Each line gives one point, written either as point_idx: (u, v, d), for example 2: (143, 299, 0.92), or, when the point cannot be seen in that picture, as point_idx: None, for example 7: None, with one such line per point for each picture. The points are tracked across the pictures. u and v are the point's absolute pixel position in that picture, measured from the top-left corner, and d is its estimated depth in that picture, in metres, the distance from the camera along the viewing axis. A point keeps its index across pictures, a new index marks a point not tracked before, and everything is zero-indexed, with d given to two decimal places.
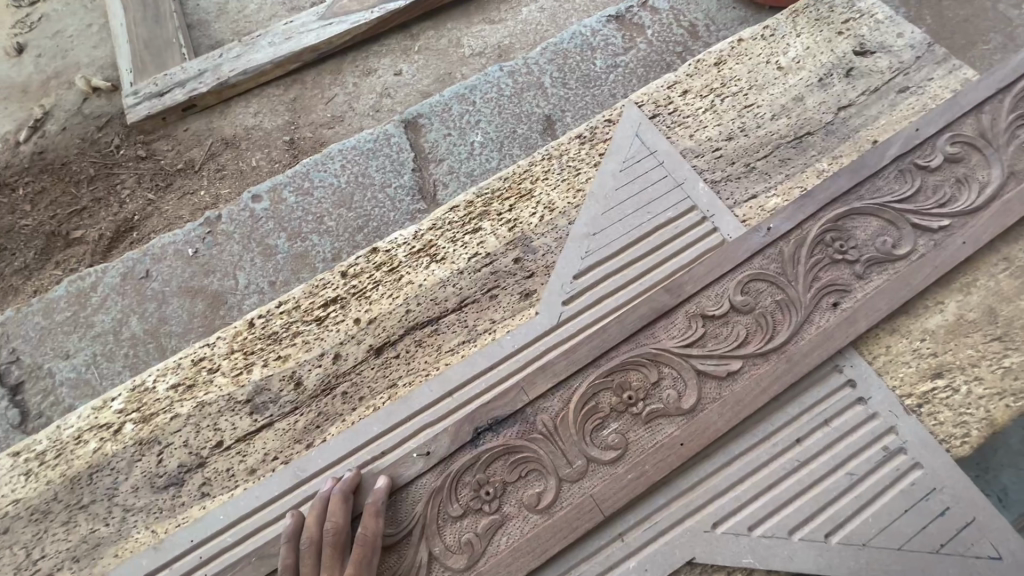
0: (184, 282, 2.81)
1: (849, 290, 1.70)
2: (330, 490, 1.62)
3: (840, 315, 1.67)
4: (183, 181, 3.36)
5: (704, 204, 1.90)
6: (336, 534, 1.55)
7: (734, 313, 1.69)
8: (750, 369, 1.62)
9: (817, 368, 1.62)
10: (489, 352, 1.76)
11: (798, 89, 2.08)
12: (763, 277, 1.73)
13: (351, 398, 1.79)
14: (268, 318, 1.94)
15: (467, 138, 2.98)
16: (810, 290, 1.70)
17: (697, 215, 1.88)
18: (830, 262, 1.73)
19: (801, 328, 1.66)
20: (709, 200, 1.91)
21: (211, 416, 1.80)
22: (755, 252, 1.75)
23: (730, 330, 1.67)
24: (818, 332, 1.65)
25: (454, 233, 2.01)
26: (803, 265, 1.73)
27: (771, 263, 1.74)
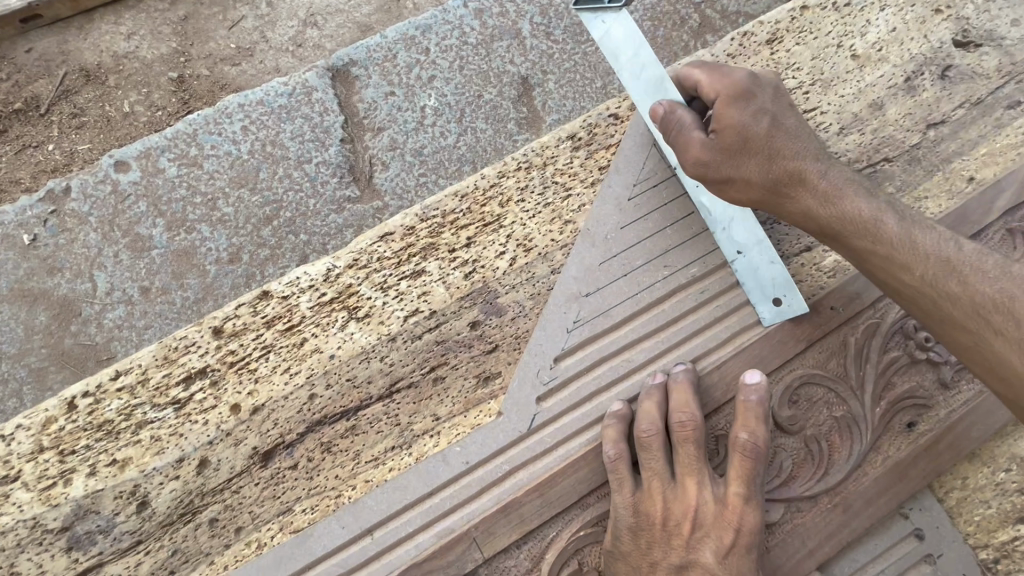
0: (17, 282, 2.04)
1: (929, 405, 1.28)
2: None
3: (913, 444, 1.26)
4: (21, 128, 2.38)
5: (765, 279, 1.30)
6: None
7: (779, 436, 1.25)
8: (791, 519, 1.22)
9: (879, 517, 1.23)
10: (427, 470, 1.23)
11: (878, 92, 1.50)
12: (819, 382, 1.28)
13: (222, 529, 1.23)
14: (97, 397, 1.29)
15: (417, 101, 2.22)
16: (879, 406, 1.27)
17: (757, 298, 1.30)
18: (908, 364, 1.29)
19: (862, 461, 1.25)
20: (772, 271, 1.30)
21: (6, 552, 1.21)
22: (813, 342, 1.29)
23: (774, 461, 1.23)
24: (885, 465, 1.24)
25: (385, 275, 1.38)
26: (875, 366, 1.28)
27: (828, 362, 1.29)
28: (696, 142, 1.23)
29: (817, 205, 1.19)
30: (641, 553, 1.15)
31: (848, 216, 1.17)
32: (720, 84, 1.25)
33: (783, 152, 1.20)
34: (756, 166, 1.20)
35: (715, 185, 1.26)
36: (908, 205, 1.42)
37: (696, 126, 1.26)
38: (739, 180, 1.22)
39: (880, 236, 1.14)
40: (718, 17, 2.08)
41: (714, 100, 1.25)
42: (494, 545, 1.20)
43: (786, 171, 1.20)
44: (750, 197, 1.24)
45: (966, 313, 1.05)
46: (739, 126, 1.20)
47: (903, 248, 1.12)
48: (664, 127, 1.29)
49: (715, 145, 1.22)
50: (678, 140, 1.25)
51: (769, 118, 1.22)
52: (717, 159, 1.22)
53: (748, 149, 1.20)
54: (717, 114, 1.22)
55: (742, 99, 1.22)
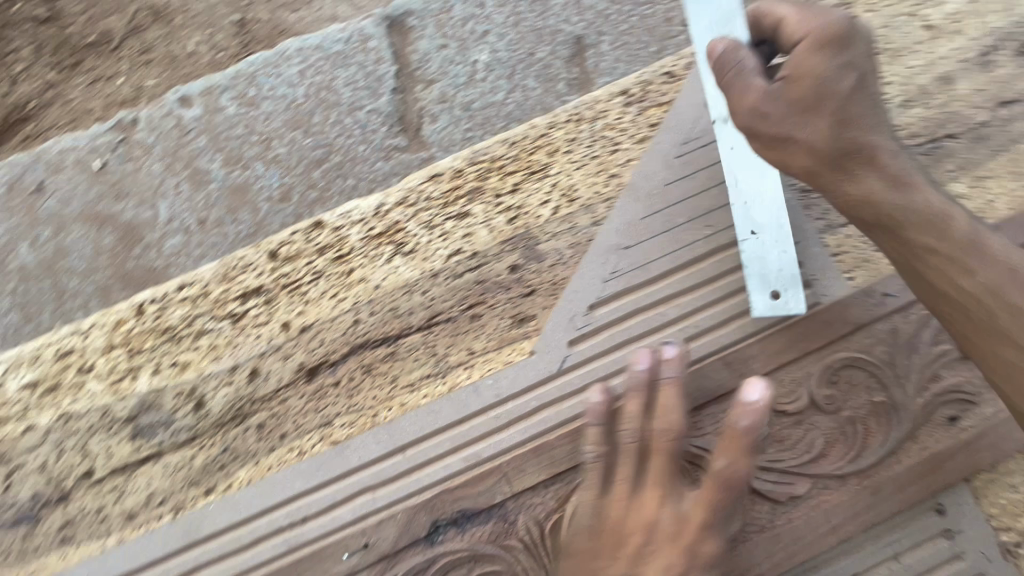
0: (87, 205, 2.18)
1: (976, 402, 1.25)
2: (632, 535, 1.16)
3: (950, 439, 1.24)
4: (94, 61, 2.50)
5: (769, 269, 1.27)
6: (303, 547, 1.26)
7: (813, 413, 1.24)
8: (818, 494, 1.21)
9: (909, 500, 1.22)
10: (459, 399, 1.30)
11: (949, 65, 1.45)
12: (861, 366, 1.26)
13: (269, 434, 1.33)
14: (163, 305, 1.40)
15: (468, 55, 2.23)
16: (920, 397, 1.25)
17: (755, 285, 1.28)
18: (961, 359, 1.26)
19: (896, 448, 1.23)
20: (780, 261, 1.27)
21: (79, 435, 1.35)
22: (859, 325, 1.27)
23: (804, 438, 1.23)
24: (921, 452, 1.23)
25: (432, 214, 1.43)
26: (920, 358, 1.26)
27: (873, 349, 1.26)
28: (756, 88, 1.15)
29: (869, 187, 1.16)
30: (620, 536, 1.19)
31: (911, 206, 1.15)
32: (802, 28, 1.14)
33: (853, 122, 1.15)
34: (819, 127, 1.14)
35: (762, 142, 1.18)
36: (966, 185, 1.38)
37: (761, 72, 1.17)
38: (797, 141, 1.15)
39: (942, 228, 1.14)
40: None
41: (796, 45, 1.15)
42: (523, 482, 1.24)
43: (852, 144, 1.15)
44: (798, 162, 1.18)
45: (1018, 321, 1.07)
46: (817, 79, 1.12)
47: (970, 250, 1.12)
48: (719, 66, 1.18)
49: (771, 89, 1.14)
50: (735, 84, 1.16)
51: (852, 84, 1.14)
52: (776, 110, 1.14)
53: (819, 109, 1.13)
54: (796, 60, 1.13)
55: (823, 45, 1.12)
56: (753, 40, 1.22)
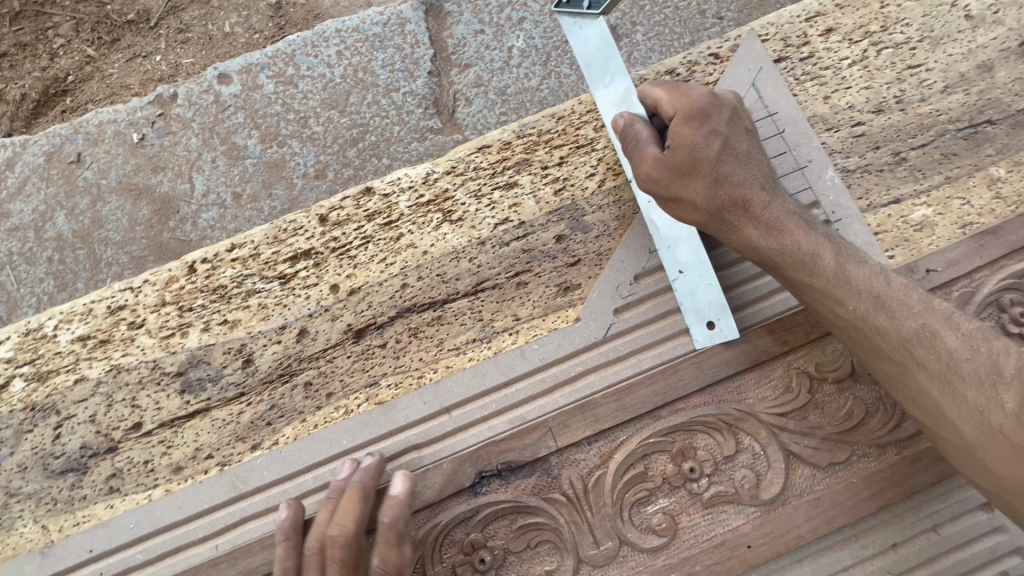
0: (125, 176, 2.20)
1: None
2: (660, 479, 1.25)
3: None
4: (133, 38, 2.54)
5: (700, 302, 1.29)
6: (337, 545, 1.18)
7: (855, 382, 1.26)
8: (860, 461, 1.23)
9: (950, 472, 1.23)
10: (505, 362, 1.32)
11: (988, 54, 1.48)
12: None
13: (315, 392, 1.35)
14: (214, 264, 1.43)
15: (504, 41, 2.26)
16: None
17: (692, 319, 1.29)
18: None
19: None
20: (708, 294, 1.29)
21: (129, 387, 1.37)
22: None
23: (843, 406, 1.25)
24: None
25: (479, 184, 1.46)
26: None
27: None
28: (649, 158, 1.23)
29: (760, 236, 1.21)
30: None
31: (790, 250, 1.19)
32: (679, 102, 1.25)
33: (728, 178, 1.22)
34: (699, 189, 1.21)
35: (663, 203, 1.27)
36: (1005, 168, 1.41)
37: (652, 141, 1.26)
38: (684, 201, 1.23)
39: (817, 269, 1.16)
40: None
41: (671, 117, 1.25)
42: (567, 439, 1.25)
43: (730, 197, 1.22)
44: (694, 218, 1.26)
45: (936, 380, 1.04)
46: (690, 146, 1.21)
47: (871, 305, 1.11)
48: (622, 137, 1.29)
49: (668, 162, 1.22)
50: (633, 154, 1.26)
51: (719, 143, 1.23)
52: (663, 177, 1.23)
53: (695, 171, 1.21)
54: (672, 131, 1.23)
55: (697, 118, 1.23)
56: (645, 114, 1.32)
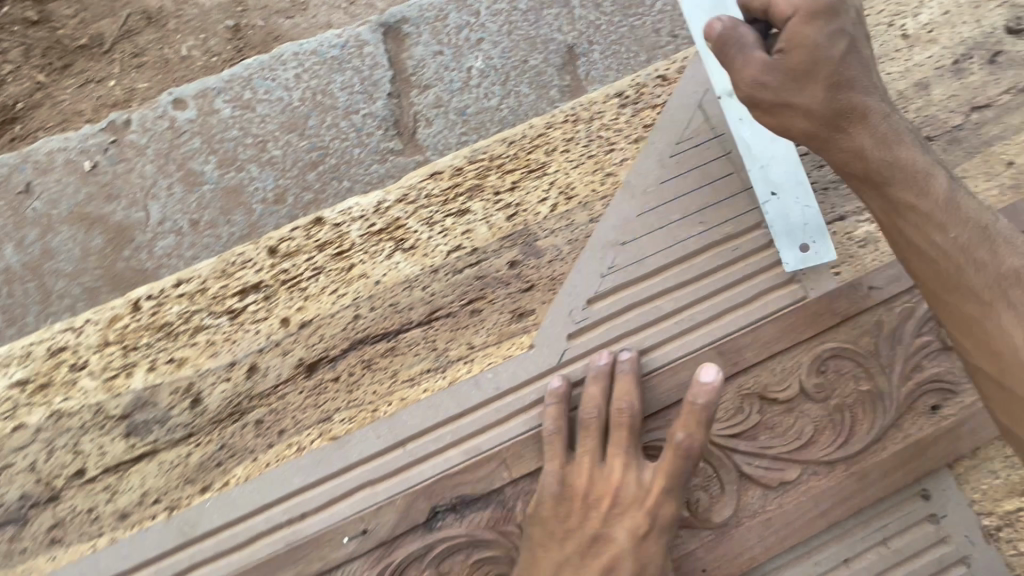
0: (76, 206, 2.13)
1: (956, 391, 1.31)
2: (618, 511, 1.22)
3: (933, 425, 1.29)
4: (85, 63, 2.47)
5: (794, 224, 1.33)
6: (630, 417, 1.25)
7: (803, 400, 1.30)
8: (809, 479, 1.26)
9: (895, 485, 1.27)
10: (460, 392, 1.31)
11: (925, 72, 1.53)
12: (849, 356, 1.31)
13: (267, 429, 1.32)
14: (160, 301, 1.40)
15: (463, 61, 2.25)
16: (905, 385, 1.30)
17: (784, 243, 1.33)
18: (942, 349, 1.31)
19: (882, 436, 1.28)
20: (804, 215, 1.33)
21: (71, 433, 1.32)
22: (850, 314, 1.32)
23: (794, 425, 1.28)
24: (907, 441, 1.28)
25: (431, 211, 1.45)
26: (904, 347, 1.31)
27: (859, 338, 1.32)
28: (757, 61, 1.18)
29: (870, 146, 1.19)
30: (541, 552, 1.20)
31: (903, 168, 1.18)
32: (802, 0, 1.16)
33: (851, 87, 1.19)
34: (818, 93, 1.18)
35: (765, 109, 1.22)
36: None
37: (759, 44, 1.20)
38: (798, 105, 1.19)
39: (925, 191, 1.17)
40: None
41: (788, 18, 1.16)
42: (521, 468, 1.27)
43: (847, 107, 1.19)
44: (802, 127, 1.22)
45: (1020, 318, 1.06)
46: (813, 50, 1.16)
47: (977, 237, 1.13)
48: (717, 44, 1.20)
49: (782, 65, 1.17)
50: (736, 57, 1.19)
51: (848, 52, 1.18)
52: (775, 81, 1.18)
53: (814, 76, 1.17)
54: (790, 30, 1.16)
55: (824, 17, 1.16)
56: (747, 19, 1.23)
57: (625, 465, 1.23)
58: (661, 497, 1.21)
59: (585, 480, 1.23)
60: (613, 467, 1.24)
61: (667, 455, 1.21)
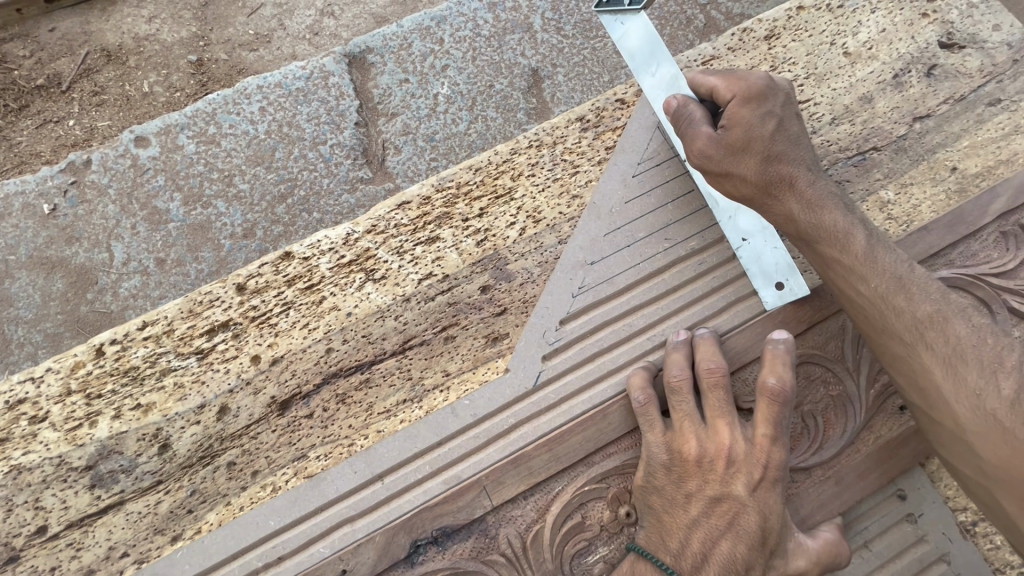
0: (35, 250, 2.07)
1: None
2: (670, 504, 1.22)
3: (902, 425, 1.33)
4: (43, 103, 2.42)
5: (768, 265, 1.37)
6: (719, 376, 1.25)
7: None
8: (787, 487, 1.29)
9: (870, 488, 1.31)
10: (436, 421, 1.29)
11: (867, 86, 1.61)
12: (818, 361, 1.35)
13: (239, 472, 1.29)
14: (123, 345, 1.36)
15: (429, 88, 2.28)
16: (872, 388, 1.34)
17: (760, 283, 1.36)
18: None
19: (855, 438, 1.33)
20: (775, 256, 1.36)
21: (31, 489, 1.27)
22: (815, 322, 1.36)
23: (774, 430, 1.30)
24: (877, 443, 1.32)
25: (401, 241, 1.45)
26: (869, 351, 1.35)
27: (825, 345, 1.36)
28: (704, 135, 1.28)
29: (800, 210, 1.26)
30: (667, 517, 1.22)
31: (828, 227, 1.24)
32: (736, 86, 1.28)
33: (780, 156, 1.26)
34: (751, 165, 1.26)
35: (712, 177, 1.32)
36: (894, 192, 1.52)
37: (705, 121, 1.30)
38: (735, 176, 1.27)
39: (848, 247, 1.22)
40: (721, 20, 2.23)
41: (728, 100, 1.28)
42: (502, 495, 1.25)
43: (779, 174, 1.26)
44: (742, 192, 1.30)
45: (940, 362, 1.13)
46: (746, 125, 1.25)
47: (892, 286, 1.18)
48: (675, 118, 1.33)
49: (721, 139, 1.27)
50: (688, 132, 1.30)
51: (774, 124, 1.27)
52: (716, 154, 1.28)
53: (749, 148, 1.25)
54: (729, 111, 1.27)
55: (755, 100, 1.27)
56: (697, 97, 1.35)
57: (728, 424, 1.22)
58: (770, 445, 1.20)
59: (692, 444, 1.21)
60: (716, 426, 1.22)
61: (762, 403, 1.22)
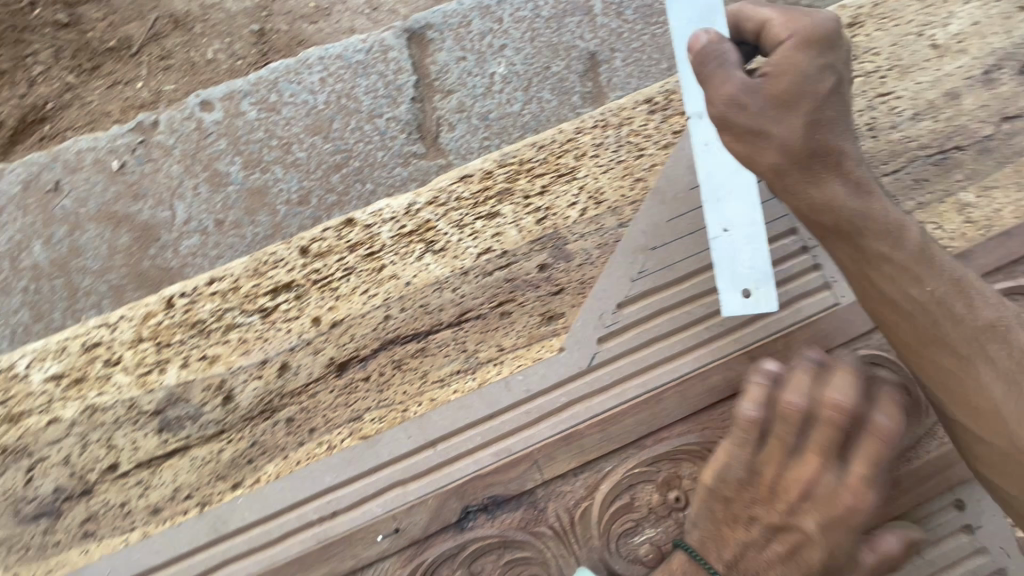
0: (104, 205, 2.15)
1: None
2: (729, 516, 1.19)
3: None
4: (113, 65, 2.50)
5: (741, 267, 1.30)
6: (843, 413, 1.10)
7: None
8: None
9: (928, 494, 1.28)
10: (490, 393, 1.31)
11: (954, 82, 1.53)
12: (882, 364, 1.33)
13: (297, 428, 1.33)
14: (192, 298, 1.41)
15: (486, 67, 2.27)
16: None
17: (726, 286, 1.31)
18: None
19: (917, 443, 1.29)
20: (749, 258, 1.30)
21: (105, 428, 1.34)
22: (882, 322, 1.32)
23: None
24: (941, 450, 1.28)
25: (461, 214, 1.46)
26: None
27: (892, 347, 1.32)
28: (742, 80, 1.15)
29: (841, 194, 1.18)
30: (726, 528, 1.19)
31: (877, 218, 1.18)
32: (793, 24, 1.16)
33: (822, 126, 1.18)
34: (794, 127, 1.16)
35: (738, 133, 1.19)
36: (975, 194, 1.45)
37: (741, 66, 1.18)
38: (771, 136, 1.16)
39: (898, 241, 1.17)
40: None
41: (783, 40, 1.17)
42: (553, 470, 1.27)
43: (817, 146, 1.17)
44: (772, 159, 1.19)
45: (999, 374, 1.08)
46: (795, 77, 1.14)
47: (951, 290, 1.14)
48: (704, 56, 1.19)
49: (765, 89, 1.15)
50: (721, 70, 1.16)
51: (825, 84, 1.16)
52: (755, 104, 1.16)
53: (793, 107, 1.15)
54: (780, 55, 1.15)
55: (812, 47, 1.15)
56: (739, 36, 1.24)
57: (824, 462, 1.12)
58: (863, 493, 1.10)
59: (773, 468, 1.16)
60: (809, 459, 1.13)
61: (871, 444, 1.10)
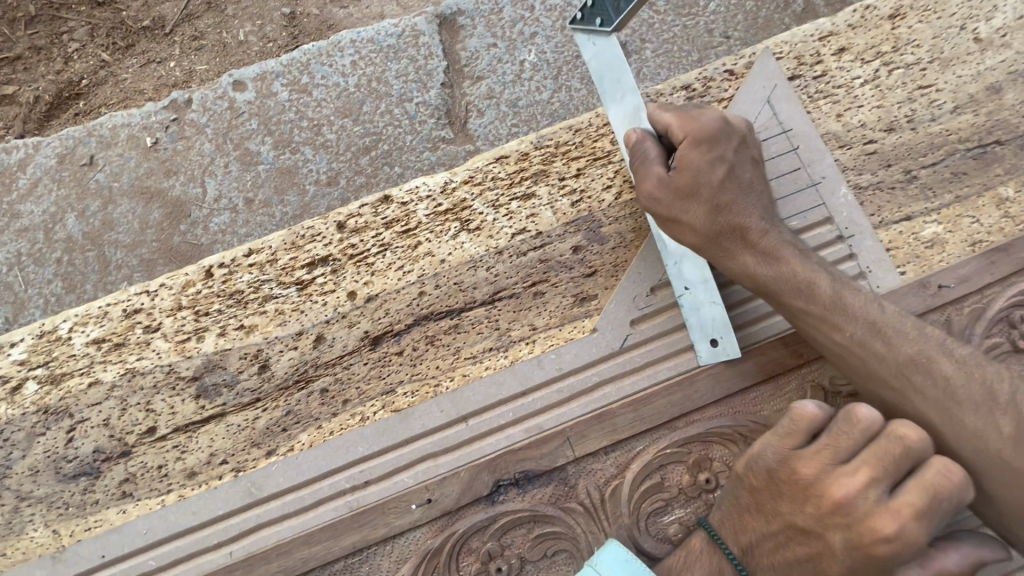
0: (137, 180, 2.17)
1: None
2: (753, 506, 1.16)
3: None
4: (147, 44, 2.54)
5: (706, 319, 1.32)
6: (912, 440, 1.02)
7: None
8: None
9: None
10: (523, 371, 1.34)
11: (996, 76, 1.52)
12: None
13: (331, 399, 1.36)
14: (230, 269, 1.43)
15: (516, 55, 2.28)
16: None
17: (696, 336, 1.32)
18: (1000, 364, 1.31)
19: None
20: (714, 311, 1.31)
21: (143, 392, 1.37)
22: None
23: None
24: None
25: (496, 194, 1.47)
26: None
27: None
28: (653, 176, 1.25)
29: (758, 265, 1.24)
30: (748, 516, 1.16)
31: (790, 280, 1.23)
32: (688, 126, 1.25)
33: (729, 206, 1.24)
34: (699, 213, 1.23)
35: (660, 221, 1.29)
36: (1013, 190, 1.45)
37: (659, 161, 1.27)
38: (683, 224, 1.25)
39: (813, 295, 1.21)
40: (823, 6, 2.16)
41: (681, 140, 1.25)
42: (585, 448, 1.29)
43: (728, 225, 1.24)
44: (691, 241, 1.27)
45: (932, 405, 1.12)
46: (693, 170, 1.22)
47: (868, 332, 1.17)
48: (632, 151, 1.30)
49: (670, 183, 1.24)
50: (639, 170, 1.27)
51: (724, 170, 1.24)
52: (664, 198, 1.25)
53: (696, 195, 1.23)
54: (680, 154, 1.24)
55: (705, 143, 1.23)
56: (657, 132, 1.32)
57: (871, 477, 1.02)
58: (902, 522, 0.98)
59: (811, 470, 1.07)
60: (857, 470, 1.03)
61: (928, 476, 1.00)
